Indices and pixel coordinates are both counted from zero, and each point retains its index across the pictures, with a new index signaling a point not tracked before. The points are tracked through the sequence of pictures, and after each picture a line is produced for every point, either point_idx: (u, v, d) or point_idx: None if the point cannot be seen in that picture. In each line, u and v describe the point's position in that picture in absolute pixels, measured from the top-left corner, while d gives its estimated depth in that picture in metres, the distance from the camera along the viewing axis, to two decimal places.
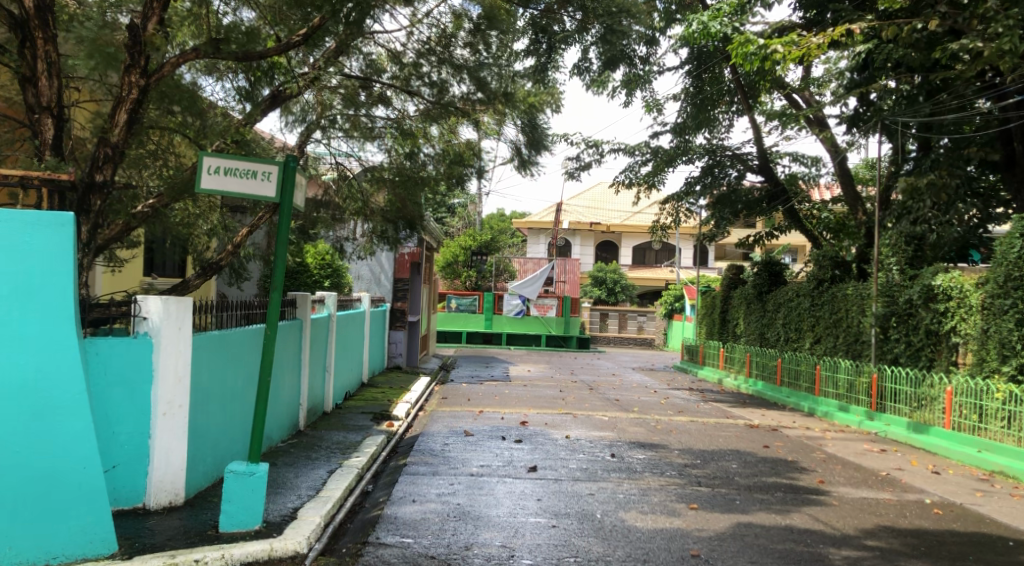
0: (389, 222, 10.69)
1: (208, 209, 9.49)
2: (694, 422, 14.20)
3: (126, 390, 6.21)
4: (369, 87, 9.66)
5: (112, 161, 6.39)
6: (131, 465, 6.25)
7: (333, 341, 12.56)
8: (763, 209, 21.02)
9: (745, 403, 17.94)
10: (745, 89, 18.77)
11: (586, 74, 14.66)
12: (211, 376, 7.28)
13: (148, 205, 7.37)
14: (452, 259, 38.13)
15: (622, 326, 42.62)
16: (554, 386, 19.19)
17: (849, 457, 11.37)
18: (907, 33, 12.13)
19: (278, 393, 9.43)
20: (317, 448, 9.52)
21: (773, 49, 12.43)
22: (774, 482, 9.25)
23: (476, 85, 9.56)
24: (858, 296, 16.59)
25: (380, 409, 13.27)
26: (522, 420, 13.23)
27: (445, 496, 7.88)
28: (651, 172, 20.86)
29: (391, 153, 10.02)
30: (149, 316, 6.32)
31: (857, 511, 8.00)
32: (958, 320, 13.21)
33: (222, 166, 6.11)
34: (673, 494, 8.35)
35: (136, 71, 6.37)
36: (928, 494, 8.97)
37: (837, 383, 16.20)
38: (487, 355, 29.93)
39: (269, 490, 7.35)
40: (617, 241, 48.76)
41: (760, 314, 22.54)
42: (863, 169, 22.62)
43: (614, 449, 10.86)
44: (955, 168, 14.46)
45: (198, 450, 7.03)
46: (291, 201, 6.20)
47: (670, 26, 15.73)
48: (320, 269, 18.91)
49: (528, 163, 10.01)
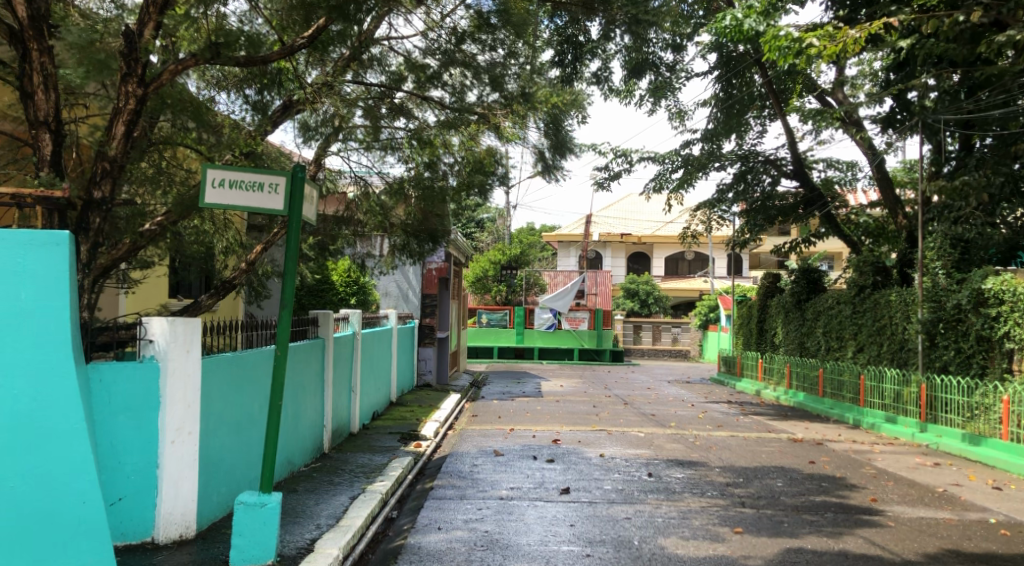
0: (411, 236, 10.43)
1: (223, 226, 9.22)
2: (735, 436, 13.63)
3: (132, 417, 5.90)
4: (390, 98, 9.27)
5: (111, 176, 6.22)
6: (138, 497, 5.93)
7: (358, 360, 12.20)
8: (799, 215, 20.39)
9: (787, 416, 17.27)
10: (776, 93, 18.27)
11: (611, 84, 14.29)
12: (224, 401, 6.91)
13: (155, 224, 7.18)
14: (482, 274, 37.77)
15: (656, 338, 41.94)
16: (588, 402, 18.70)
17: (902, 473, 10.71)
18: (949, 26, 11.54)
19: (299, 416, 9.06)
20: (340, 472, 9.15)
21: (809, 43, 11.92)
22: (823, 501, 8.67)
23: (492, 86, 9.26)
24: (902, 302, 15.91)
25: (408, 428, 12.89)
26: (554, 438, 12.76)
27: (473, 522, 7.46)
28: (681, 180, 20.33)
29: (412, 166, 9.73)
30: (155, 340, 5.97)
31: (917, 533, 7.42)
32: (1011, 325, 12.48)
33: (227, 178, 5.78)
34: (716, 517, 7.83)
35: (134, 80, 6.20)
36: (991, 513, 8.35)
37: (883, 393, 15.55)
38: (519, 370, 29.54)
39: (287, 520, 6.99)
40: (648, 252, 48.17)
41: (799, 323, 21.84)
42: (902, 172, 21.91)
43: (651, 467, 10.35)
44: (1001, 166, 14.16)
45: (212, 478, 6.68)
46: (300, 212, 5.87)
47: (698, 32, 15.30)
48: (346, 286, 18.65)
49: (553, 169, 9.66)
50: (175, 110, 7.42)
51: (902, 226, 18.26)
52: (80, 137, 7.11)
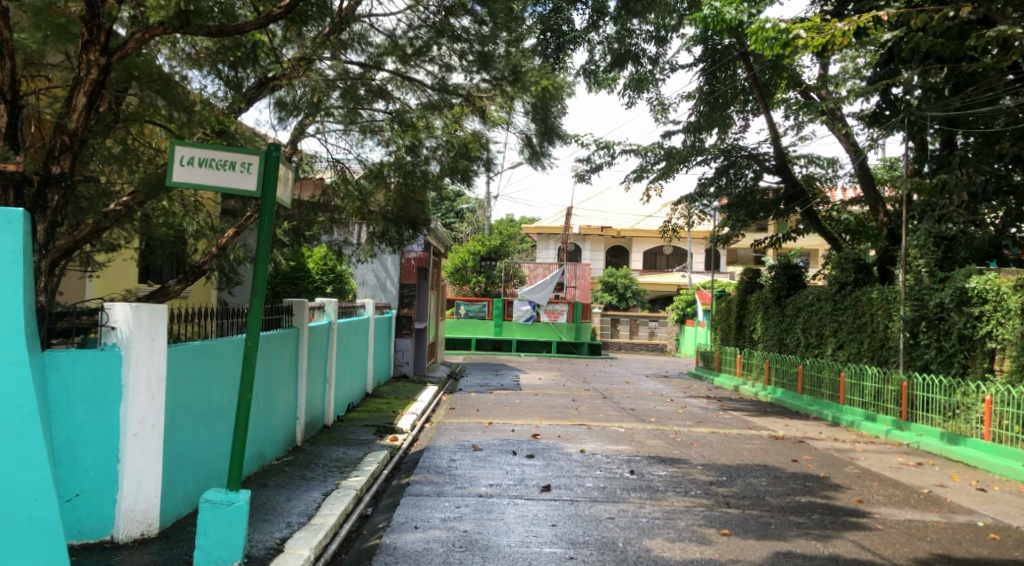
0: (391, 223, 10.15)
1: (194, 208, 8.84)
2: (716, 433, 13.46)
3: (91, 408, 5.56)
4: (369, 81, 8.90)
5: (71, 151, 5.95)
6: (96, 494, 5.59)
7: (334, 350, 11.85)
8: (781, 211, 20.22)
9: (765, 412, 17.15)
10: (760, 87, 18.12)
11: (593, 74, 14.05)
12: (191, 393, 6.57)
13: (121, 204, 6.86)
14: (461, 265, 37.62)
15: (633, 332, 41.90)
16: (567, 395, 18.47)
17: (884, 472, 10.58)
18: (938, 21, 11.34)
19: (271, 408, 8.70)
20: (313, 467, 8.83)
21: (795, 35, 11.68)
22: (808, 502, 8.48)
23: (480, 63, 8.82)
24: (883, 300, 15.82)
25: (383, 421, 12.58)
26: (533, 433, 12.50)
27: (451, 521, 7.17)
28: (662, 173, 20.12)
29: (393, 150, 9.41)
30: (117, 326, 5.64)
31: (906, 537, 7.25)
32: (994, 324, 12.39)
33: (196, 157, 5.43)
34: (700, 518, 7.61)
35: (96, 48, 5.91)
36: (979, 516, 8.21)
37: (863, 391, 15.44)
38: (496, 362, 29.33)
39: (256, 517, 6.67)
40: (627, 246, 48.00)
41: (778, 319, 21.75)
42: (883, 170, 21.91)
43: (633, 464, 10.11)
44: (983, 165, 14.01)
45: (177, 473, 6.34)
46: (274, 193, 5.55)
47: (682, 25, 15.08)
48: (322, 274, 18.29)
49: (540, 155, 9.37)
50: (143, 84, 7.09)
51: (882, 223, 18.21)
52: (39, 111, 6.79)
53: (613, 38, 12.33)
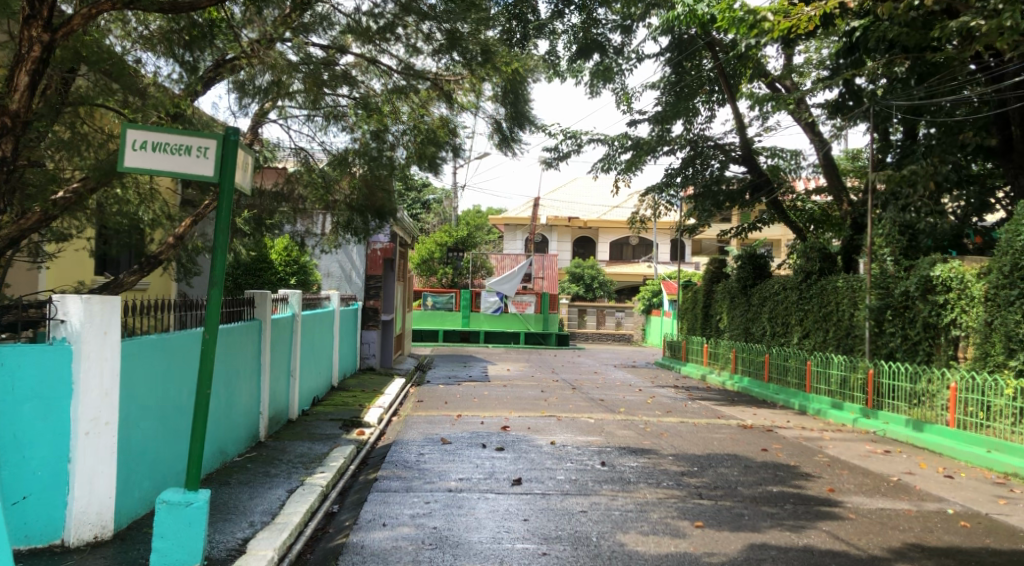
0: (356, 212, 9.91)
1: (150, 195, 8.51)
2: (685, 422, 13.41)
3: (39, 406, 5.30)
4: (332, 65, 8.56)
5: (12, 133, 5.66)
6: (45, 497, 5.32)
7: (298, 343, 11.56)
8: (746, 201, 20.23)
9: (733, 401, 17.18)
10: (726, 76, 18.06)
11: (560, 64, 13.88)
12: (147, 389, 6.29)
13: (71, 193, 6.59)
14: (428, 256, 37.27)
15: (600, 322, 41.86)
16: (535, 386, 18.32)
17: (854, 460, 10.59)
18: (902, 11, 11.31)
19: (232, 403, 8.42)
20: (277, 463, 8.58)
21: (763, 18, 11.53)
22: (780, 492, 8.43)
23: (448, 39, 8.46)
24: (849, 289, 15.90)
25: (350, 415, 12.32)
26: (503, 425, 12.33)
27: (420, 518, 6.98)
28: (629, 162, 19.99)
29: (358, 136, 9.19)
30: (68, 319, 5.36)
31: (879, 526, 7.21)
32: (959, 312, 12.48)
33: (150, 141, 5.17)
34: (674, 510, 7.52)
35: (39, 24, 5.60)
36: (949, 503, 8.22)
37: (829, 379, 15.49)
38: (463, 354, 29.07)
39: (217, 517, 6.43)
40: (594, 237, 48.02)
41: (744, 308, 21.82)
42: (846, 161, 22.12)
43: (603, 456, 10.00)
44: (948, 156, 14.19)
45: (132, 473, 6.07)
46: (233, 179, 5.28)
47: (648, 15, 14.95)
48: (285, 265, 17.91)
49: (511, 140, 9.17)
50: (93, 63, 6.77)
51: (845, 212, 18.29)
52: None
53: (578, 28, 12.20)
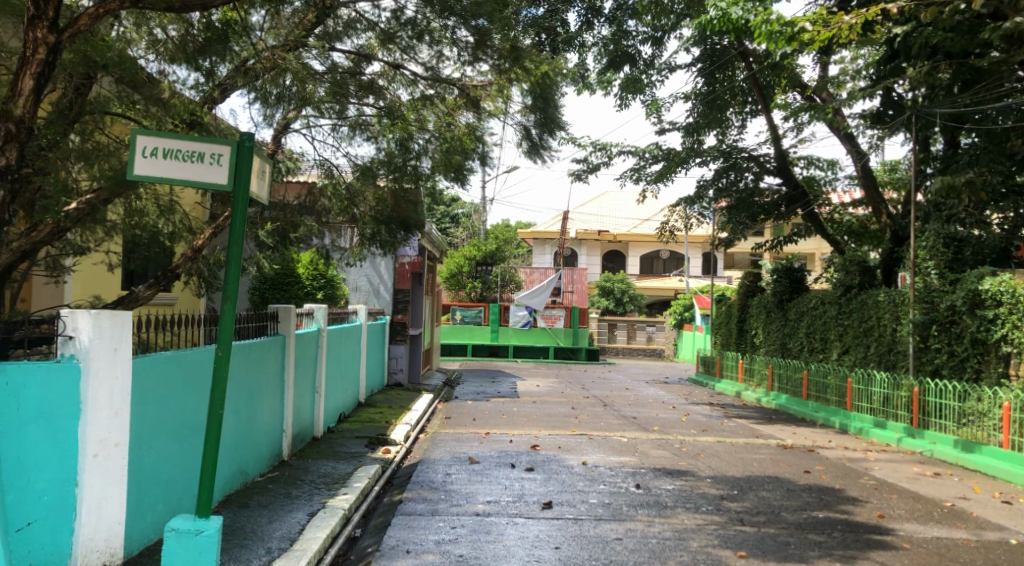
0: (382, 225, 9.53)
1: (169, 207, 8.31)
2: (722, 442, 12.93)
3: (44, 427, 5.03)
4: (360, 74, 8.51)
5: (17, 139, 5.44)
6: (52, 522, 5.04)
7: (322, 359, 11.26)
8: (781, 213, 19.72)
9: (771, 419, 16.62)
10: (760, 87, 17.57)
11: (589, 75, 13.53)
12: (160, 408, 6.00)
13: (84, 203, 6.54)
14: (456, 270, 36.63)
15: (631, 337, 41.32)
16: (566, 403, 17.89)
17: (902, 483, 10.05)
18: (948, 15, 10.73)
19: (252, 422, 8.13)
20: (299, 484, 8.28)
21: (801, 28, 11.14)
22: (827, 518, 7.95)
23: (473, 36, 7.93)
24: (891, 303, 15.31)
25: (376, 432, 12.01)
26: (532, 444, 11.93)
27: (446, 544, 6.62)
28: (659, 173, 19.56)
29: (383, 145, 9.07)
30: (77, 335, 5.10)
31: (937, 559, 6.70)
32: (1009, 328, 11.85)
33: (161, 148, 4.92)
34: (714, 538, 7.08)
35: (43, 25, 5.48)
36: (1010, 533, 7.68)
37: (871, 397, 14.89)
38: (493, 369, 28.65)
39: (233, 543, 6.13)
40: (624, 250, 47.52)
41: (780, 323, 21.23)
42: (884, 172, 21.53)
43: (638, 478, 9.57)
44: (997, 165, 13.64)
45: (145, 495, 5.79)
46: (247, 188, 4.98)
47: (679, 26, 14.60)
48: (312, 279, 17.65)
49: (539, 147, 8.89)
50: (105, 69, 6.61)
51: (884, 223, 17.72)
52: None
53: (608, 37, 11.93)
